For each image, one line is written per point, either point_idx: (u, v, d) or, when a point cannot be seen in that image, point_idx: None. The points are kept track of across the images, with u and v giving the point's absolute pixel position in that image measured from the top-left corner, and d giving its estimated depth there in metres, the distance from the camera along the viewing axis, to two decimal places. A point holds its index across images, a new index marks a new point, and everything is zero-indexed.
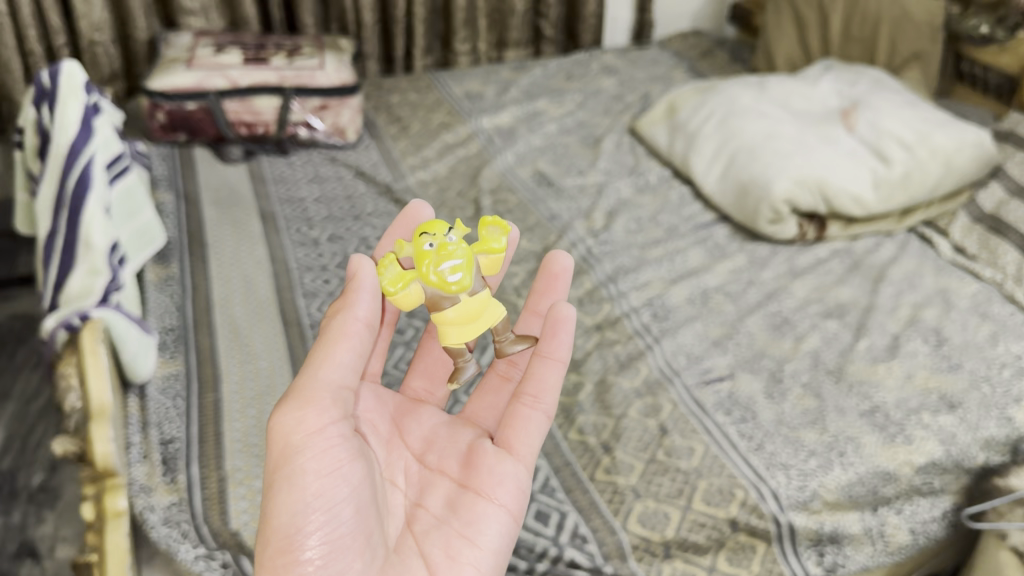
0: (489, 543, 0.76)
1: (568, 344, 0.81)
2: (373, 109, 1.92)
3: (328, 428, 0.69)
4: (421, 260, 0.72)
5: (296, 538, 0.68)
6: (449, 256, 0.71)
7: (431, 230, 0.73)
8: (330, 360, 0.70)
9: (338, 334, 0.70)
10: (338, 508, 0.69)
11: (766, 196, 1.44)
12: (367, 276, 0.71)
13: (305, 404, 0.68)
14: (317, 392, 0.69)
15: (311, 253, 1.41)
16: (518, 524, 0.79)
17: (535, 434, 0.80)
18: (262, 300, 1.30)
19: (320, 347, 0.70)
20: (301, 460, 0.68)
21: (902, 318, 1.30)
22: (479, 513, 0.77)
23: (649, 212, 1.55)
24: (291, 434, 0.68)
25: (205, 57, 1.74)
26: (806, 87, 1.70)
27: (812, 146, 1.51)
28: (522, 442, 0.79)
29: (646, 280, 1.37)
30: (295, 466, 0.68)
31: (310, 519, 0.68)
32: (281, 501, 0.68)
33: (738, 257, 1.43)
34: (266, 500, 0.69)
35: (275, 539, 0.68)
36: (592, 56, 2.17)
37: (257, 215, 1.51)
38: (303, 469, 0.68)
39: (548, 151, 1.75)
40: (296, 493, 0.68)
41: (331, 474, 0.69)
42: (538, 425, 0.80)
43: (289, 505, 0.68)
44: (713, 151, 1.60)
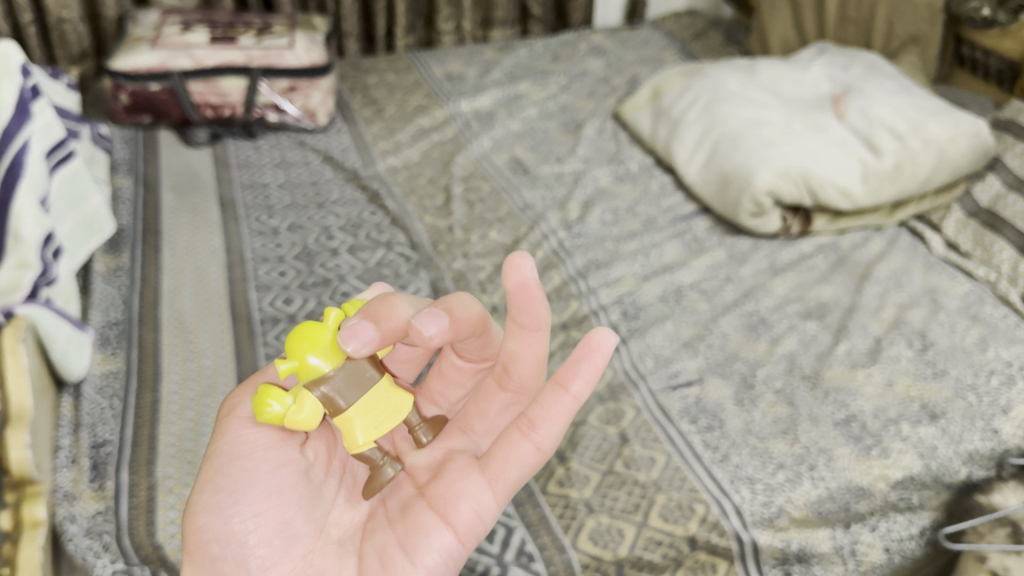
0: (427, 557, 0.66)
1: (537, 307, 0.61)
2: (348, 90, 1.85)
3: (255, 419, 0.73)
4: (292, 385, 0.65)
5: (201, 515, 0.67)
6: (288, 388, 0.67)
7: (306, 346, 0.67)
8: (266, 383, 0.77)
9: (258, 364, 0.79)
10: (249, 484, 0.68)
11: (748, 187, 1.37)
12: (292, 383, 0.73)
13: (237, 410, 0.73)
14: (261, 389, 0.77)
15: (269, 243, 1.36)
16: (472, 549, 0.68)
17: (517, 464, 0.65)
18: (212, 293, 1.24)
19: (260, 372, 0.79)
20: (220, 449, 0.70)
21: (886, 319, 1.23)
22: (425, 525, 0.67)
23: (627, 203, 1.48)
24: (225, 425, 0.72)
25: (172, 35, 1.66)
26: (796, 70, 1.61)
27: (799, 134, 1.44)
28: (502, 460, 0.66)
29: (617, 275, 1.30)
30: (215, 454, 0.70)
31: (225, 485, 0.68)
32: (203, 476, 0.69)
33: (717, 252, 1.36)
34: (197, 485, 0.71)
35: (194, 508, 0.68)
36: (580, 36, 2.08)
37: (216, 202, 1.45)
38: (220, 448, 0.70)
39: (527, 137, 1.68)
40: (218, 466, 0.69)
41: (244, 459, 0.69)
42: (523, 456, 0.65)
43: (200, 486, 0.69)
44: (697, 139, 1.53)
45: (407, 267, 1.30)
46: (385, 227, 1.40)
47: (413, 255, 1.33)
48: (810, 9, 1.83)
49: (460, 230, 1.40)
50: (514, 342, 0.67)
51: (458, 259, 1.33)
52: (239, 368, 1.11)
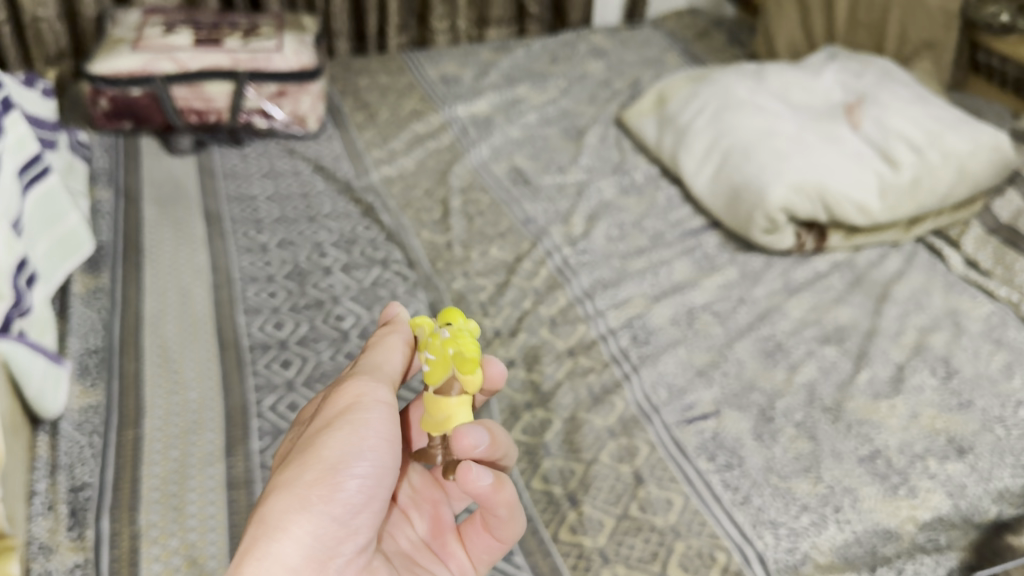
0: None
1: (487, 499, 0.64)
2: (339, 93, 1.77)
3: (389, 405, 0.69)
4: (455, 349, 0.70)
5: (342, 472, 0.64)
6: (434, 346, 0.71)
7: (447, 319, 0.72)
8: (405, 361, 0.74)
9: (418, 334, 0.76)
10: (382, 467, 0.66)
11: (761, 202, 1.31)
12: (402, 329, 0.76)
13: (374, 375, 0.70)
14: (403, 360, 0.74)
15: (258, 261, 1.29)
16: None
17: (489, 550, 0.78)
18: (198, 317, 1.17)
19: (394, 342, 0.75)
20: (369, 412, 0.67)
21: (907, 344, 1.18)
22: (434, 568, 0.78)
23: (633, 217, 1.42)
24: (362, 392, 0.68)
25: (154, 36, 1.58)
26: (807, 76, 1.55)
27: (813, 146, 1.37)
28: (476, 544, 0.78)
29: (626, 296, 1.24)
30: (362, 416, 0.66)
31: (353, 470, 0.64)
32: (336, 439, 0.65)
33: (729, 270, 1.30)
34: (311, 441, 0.65)
35: (315, 472, 0.63)
36: (579, 36, 2.02)
37: (202, 216, 1.37)
38: (363, 425, 0.66)
39: (527, 144, 1.61)
40: (350, 437, 0.65)
41: (388, 439, 0.67)
42: (490, 548, 0.77)
43: (344, 441, 0.65)
44: (705, 149, 1.46)
45: (405, 286, 1.24)
46: (381, 243, 1.33)
47: (411, 274, 1.26)
48: (818, 11, 1.77)
49: (460, 246, 1.33)
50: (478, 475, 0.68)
51: (458, 277, 1.26)
52: (228, 400, 1.04)
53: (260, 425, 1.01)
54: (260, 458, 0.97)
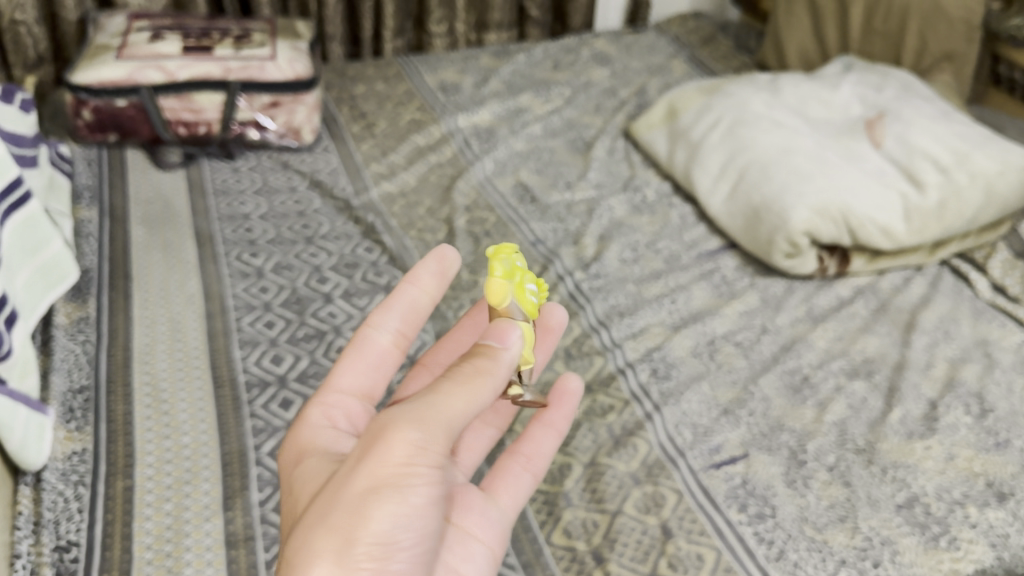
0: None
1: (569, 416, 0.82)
2: (334, 102, 1.70)
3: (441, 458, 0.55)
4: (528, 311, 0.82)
5: (388, 558, 0.52)
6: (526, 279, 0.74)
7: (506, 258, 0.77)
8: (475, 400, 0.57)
9: (491, 371, 0.59)
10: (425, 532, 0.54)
11: (782, 225, 1.25)
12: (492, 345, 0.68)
13: (431, 420, 0.55)
14: (483, 389, 0.58)
15: (253, 287, 1.21)
16: None
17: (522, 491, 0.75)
18: (191, 350, 1.10)
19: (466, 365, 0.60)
20: (415, 479, 0.53)
21: (938, 378, 1.12)
22: (470, 551, 0.64)
23: (646, 237, 1.36)
24: (420, 446, 0.54)
25: (140, 44, 1.50)
26: (825, 89, 1.49)
27: (834, 165, 1.32)
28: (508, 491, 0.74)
29: (643, 325, 1.18)
30: (406, 484, 0.53)
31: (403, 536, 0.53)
32: (384, 508, 0.52)
33: (750, 296, 1.24)
34: (352, 493, 0.53)
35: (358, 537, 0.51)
36: (582, 41, 1.95)
37: (193, 237, 1.30)
38: (412, 485, 0.53)
39: (533, 157, 1.55)
40: (396, 504, 0.52)
41: (434, 505, 0.55)
42: (524, 484, 0.76)
43: (388, 519, 0.52)
44: (720, 166, 1.41)
45: None
46: (383, 266, 1.26)
47: None
48: (831, 17, 1.71)
49: (467, 269, 1.27)
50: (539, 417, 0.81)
51: (466, 303, 1.20)
52: (224, 446, 0.98)
53: (260, 474, 0.95)
54: (260, 511, 0.91)
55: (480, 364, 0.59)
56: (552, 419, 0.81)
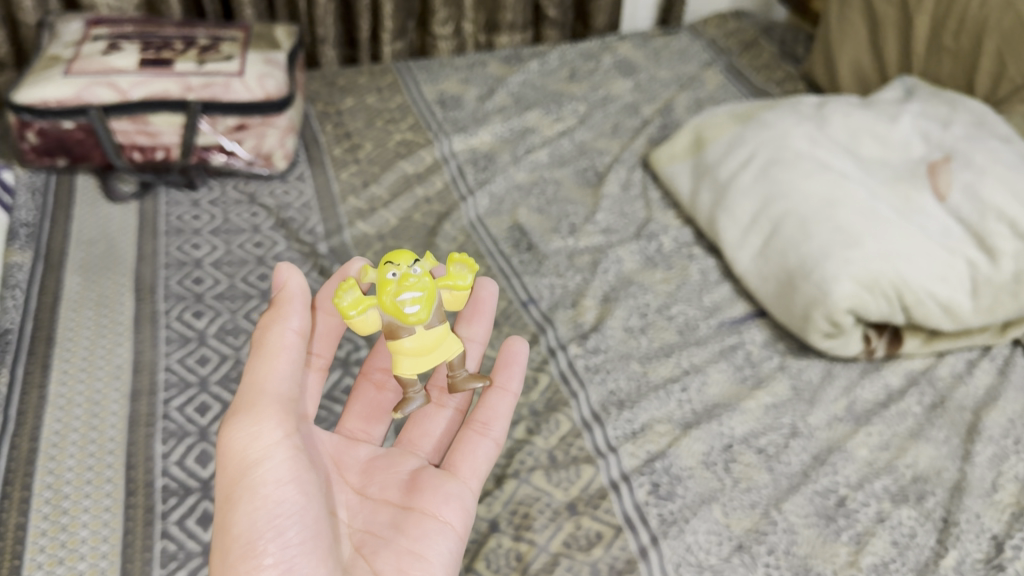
0: (439, 557, 0.76)
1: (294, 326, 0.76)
2: (318, 117, 1.51)
3: (280, 441, 0.73)
4: (382, 288, 0.75)
5: (258, 545, 0.70)
6: (410, 287, 0.75)
7: (396, 259, 0.77)
8: (256, 436, 0.72)
9: (263, 416, 0.73)
10: (285, 506, 0.72)
11: (821, 299, 1.04)
12: (294, 284, 0.77)
13: (255, 418, 0.72)
14: (267, 405, 0.73)
15: (190, 357, 1.04)
16: (323, 556, 0.73)
17: (482, 460, 0.84)
18: (106, 441, 0.94)
19: (246, 417, 0.73)
20: (261, 471, 0.72)
21: (1006, 507, 0.91)
22: (427, 530, 0.77)
23: (659, 299, 1.15)
24: (252, 441, 0.72)
25: (93, 55, 1.33)
26: (882, 120, 1.26)
27: (890, 221, 1.10)
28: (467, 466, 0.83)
29: (646, 422, 0.98)
30: (255, 476, 0.72)
31: (271, 525, 0.71)
32: (242, 511, 0.71)
33: (779, 382, 1.04)
34: (223, 514, 0.72)
35: (236, 547, 0.70)
36: (605, 46, 1.73)
37: (132, 288, 1.13)
38: (261, 477, 0.72)
39: (536, 192, 1.35)
40: (255, 501, 0.71)
41: (289, 482, 0.72)
42: (486, 450, 0.84)
43: (248, 514, 0.70)
44: (751, 214, 1.19)
45: None
46: (343, 341, 1.10)
47: None
48: (892, 28, 1.47)
49: None
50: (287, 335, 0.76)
51: None
52: None
53: None
54: None
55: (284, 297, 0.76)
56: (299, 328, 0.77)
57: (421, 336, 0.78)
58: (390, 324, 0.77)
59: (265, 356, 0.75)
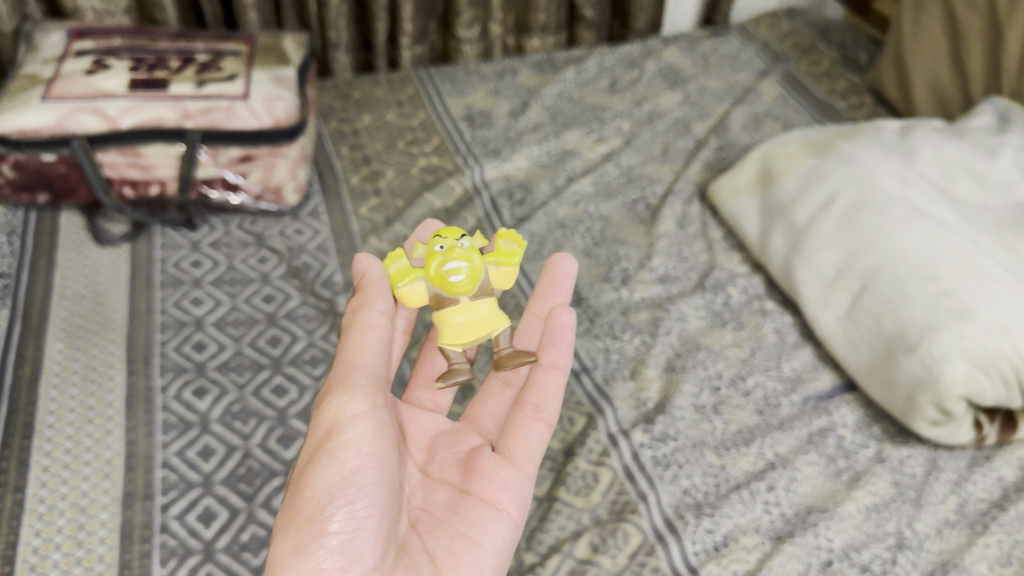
0: (492, 545, 0.71)
1: (383, 306, 0.72)
2: (332, 136, 1.35)
3: (366, 412, 0.67)
4: (430, 259, 0.74)
5: (328, 508, 0.63)
6: (456, 257, 0.73)
7: (445, 234, 0.76)
8: (348, 403, 0.67)
9: (357, 387, 0.68)
10: (364, 477, 0.65)
11: (927, 382, 0.88)
12: (375, 271, 0.73)
13: (347, 386, 0.67)
14: (360, 379, 0.68)
15: (192, 448, 0.90)
16: (389, 536, 0.65)
17: (535, 444, 0.78)
18: (92, 562, 0.79)
19: (340, 386, 0.68)
20: (345, 436, 0.65)
21: None
22: (483, 516, 0.72)
23: (732, 367, 1.00)
24: (339, 409, 0.66)
25: (75, 74, 1.16)
26: (979, 155, 1.08)
27: (1004, 283, 0.93)
28: (523, 448, 0.77)
29: (729, 533, 0.83)
30: (338, 440, 0.65)
31: (343, 491, 0.63)
32: (317, 473, 0.64)
33: (879, 477, 0.89)
34: (299, 474, 0.65)
35: (304, 509, 0.63)
36: (647, 51, 1.57)
37: (123, 358, 0.98)
38: (344, 443, 0.65)
39: (581, 229, 1.19)
40: (333, 466, 0.64)
41: (371, 452, 0.66)
42: (539, 435, 0.78)
43: (325, 476, 0.64)
44: (835, 267, 1.03)
45: None
46: None
47: None
48: (977, 43, 1.29)
49: None
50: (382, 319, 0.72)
51: None
52: None
53: None
54: None
55: (372, 280, 0.73)
56: (388, 311, 0.73)
57: (465, 308, 0.76)
58: (436, 295, 0.76)
59: (363, 330, 0.70)
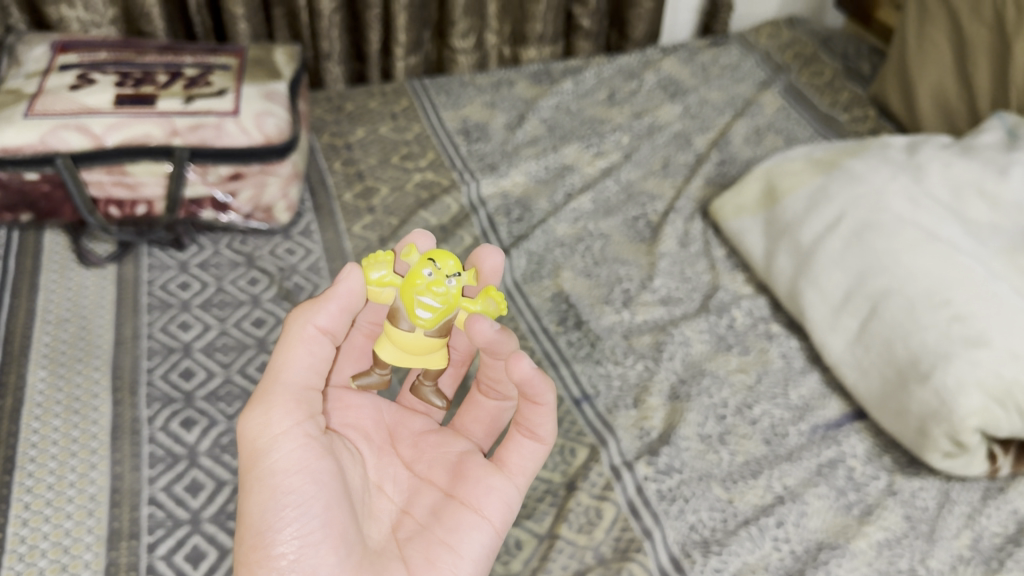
0: (470, 552, 0.68)
1: (330, 314, 0.67)
2: (324, 151, 1.31)
3: (293, 429, 0.66)
4: (411, 279, 0.68)
5: (267, 535, 0.64)
6: (435, 294, 0.67)
7: (439, 260, 0.69)
8: (266, 423, 0.66)
9: (275, 404, 0.66)
10: (297, 498, 0.65)
11: (940, 413, 0.86)
12: (349, 283, 0.67)
13: (268, 407, 0.66)
14: (279, 394, 0.67)
15: (180, 482, 0.86)
16: (345, 547, 0.66)
17: (530, 458, 0.71)
18: None
19: (257, 407, 0.67)
20: (271, 461, 0.65)
21: None
22: (463, 522, 0.69)
23: (738, 394, 0.97)
24: (260, 432, 0.66)
25: (59, 89, 1.12)
26: (990, 172, 1.05)
27: (1018, 310, 0.90)
28: (516, 459, 0.71)
29: (738, 572, 0.80)
30: (266, 466, 0.65)
31: (279, 515, 0.64)
32: (253, 501, 0.65)
33: (890, 511, 0.86)
34: (242, 500, 0.67)
35: (247, 535, 0.65)
36: (646, 62, 1.54)
37: (109, 387, 0.95)
38: (271, 467, 0.65)
39: (581, 248, 1.16)
40: (265, 489, 0.65)
41: (299, 471, 0.65)
42: (530, 452, 0.71)
43: (258, 503, 0.65)
44: (841, 290, 1.00)
45: None
46: None
47: None
48: (984, 55, 1.26)
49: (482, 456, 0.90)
50: (319, 328, 0.68)
51: None
52: None
53: None
54: None
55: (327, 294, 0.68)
56: (325, 322, 0.68)
57: (413, 337, 0.70)
58: (397, 311, 0.70)
59: (285, 346, 0.68)
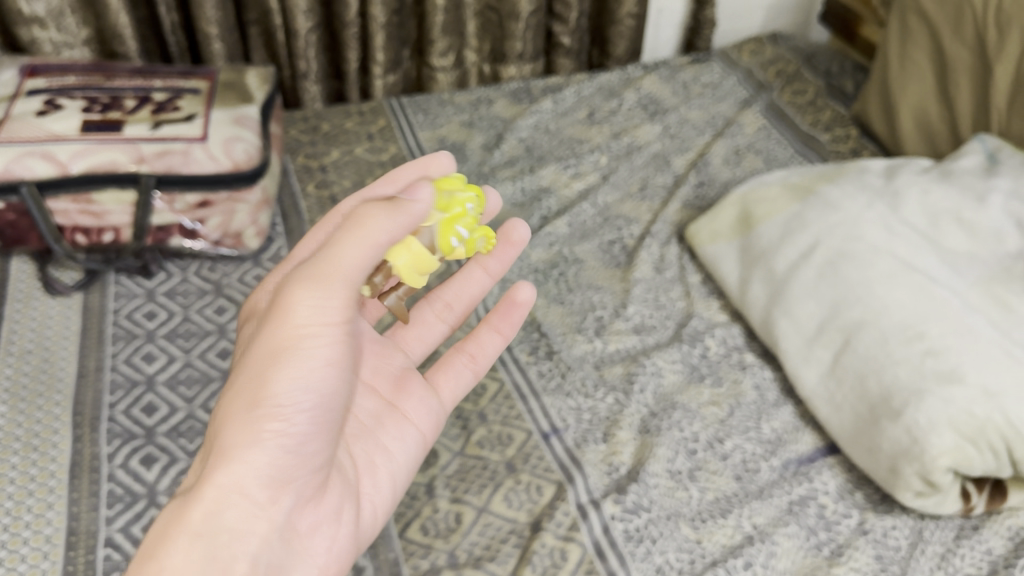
0: (402, 459, 0.71)
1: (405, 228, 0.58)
2: (298, 172, 1.30)
3: (340, 323, 0.58)
4: (447, 208, 0.64)
5: (284, 409, 0.57)
6: (465, 230, 0.64)
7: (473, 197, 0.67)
8: (320, 306, 0.57)
9: (332, 287, 0.57)
10: (321, 385, 0.58)
11: (911, 451, 0.84)
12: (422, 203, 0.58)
13: (326, 286, 0.57)
14: (340, 282, 0.57)
15: (139, 523, 0.85)
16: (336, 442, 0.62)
17: (460, 386, 0.79)
18: None
19: (313, 281, 0.57)
20: (311, 344, 0.57)
21: None
22: (402, 432, 0.71)
23: (709, 428, 0.96)
24: (313, 309, 0.57)
25: (24, 114, 1.10)
26: (968, 201, 1.03)
27: (992, 343, 0.89)
28: (446, 384, 0.78)
29: None
30: (303, 344, 0.57)
31: (301, 396, 0.57)
32: (279, 372, 0.57)
33: (860, 552, 0.85)
34: (253, 363, 0.58)
35: (258, 403, 0.57)
36: (627, 79, 1.52)
37: (69, 422, 0.93)
38: (311, 350, 0.58)
39: (555, 275, 1.14)
40: (294, 369, 0.57)
41: (334, 364, 0.59)
42: (461, 376, 0.79)
43: (288, 377, 0.57)
44: (815, 320, 0.99)
45: None
46: None
47: (365, 564, 0.82)
48: (965, 76, 1.25)
49: (445, 494, 0.89)
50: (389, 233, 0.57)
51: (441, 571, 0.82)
52: None
53: None
54: None
55: (403, 204, 0.58)
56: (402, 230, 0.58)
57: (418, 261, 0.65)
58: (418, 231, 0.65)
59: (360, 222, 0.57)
